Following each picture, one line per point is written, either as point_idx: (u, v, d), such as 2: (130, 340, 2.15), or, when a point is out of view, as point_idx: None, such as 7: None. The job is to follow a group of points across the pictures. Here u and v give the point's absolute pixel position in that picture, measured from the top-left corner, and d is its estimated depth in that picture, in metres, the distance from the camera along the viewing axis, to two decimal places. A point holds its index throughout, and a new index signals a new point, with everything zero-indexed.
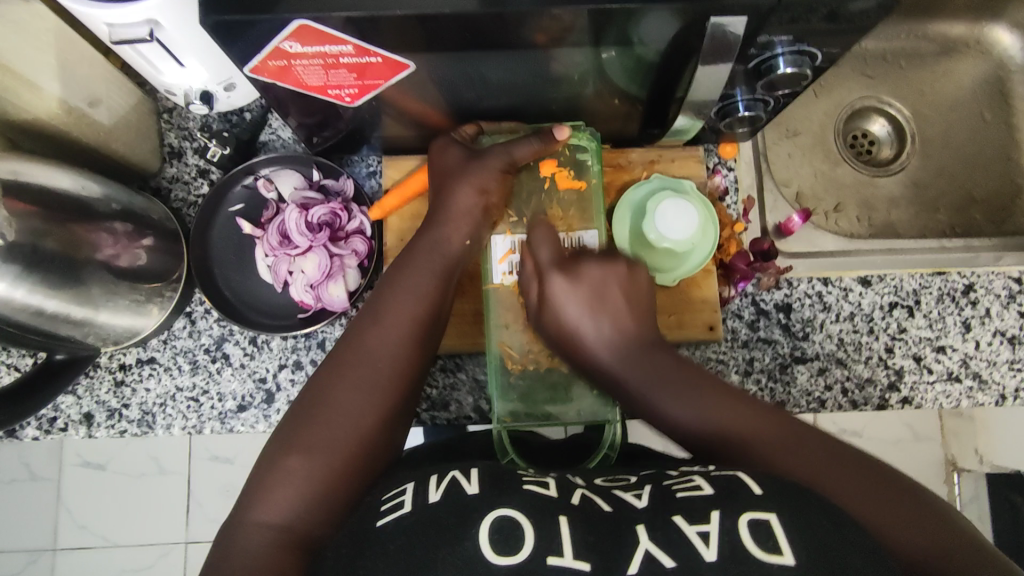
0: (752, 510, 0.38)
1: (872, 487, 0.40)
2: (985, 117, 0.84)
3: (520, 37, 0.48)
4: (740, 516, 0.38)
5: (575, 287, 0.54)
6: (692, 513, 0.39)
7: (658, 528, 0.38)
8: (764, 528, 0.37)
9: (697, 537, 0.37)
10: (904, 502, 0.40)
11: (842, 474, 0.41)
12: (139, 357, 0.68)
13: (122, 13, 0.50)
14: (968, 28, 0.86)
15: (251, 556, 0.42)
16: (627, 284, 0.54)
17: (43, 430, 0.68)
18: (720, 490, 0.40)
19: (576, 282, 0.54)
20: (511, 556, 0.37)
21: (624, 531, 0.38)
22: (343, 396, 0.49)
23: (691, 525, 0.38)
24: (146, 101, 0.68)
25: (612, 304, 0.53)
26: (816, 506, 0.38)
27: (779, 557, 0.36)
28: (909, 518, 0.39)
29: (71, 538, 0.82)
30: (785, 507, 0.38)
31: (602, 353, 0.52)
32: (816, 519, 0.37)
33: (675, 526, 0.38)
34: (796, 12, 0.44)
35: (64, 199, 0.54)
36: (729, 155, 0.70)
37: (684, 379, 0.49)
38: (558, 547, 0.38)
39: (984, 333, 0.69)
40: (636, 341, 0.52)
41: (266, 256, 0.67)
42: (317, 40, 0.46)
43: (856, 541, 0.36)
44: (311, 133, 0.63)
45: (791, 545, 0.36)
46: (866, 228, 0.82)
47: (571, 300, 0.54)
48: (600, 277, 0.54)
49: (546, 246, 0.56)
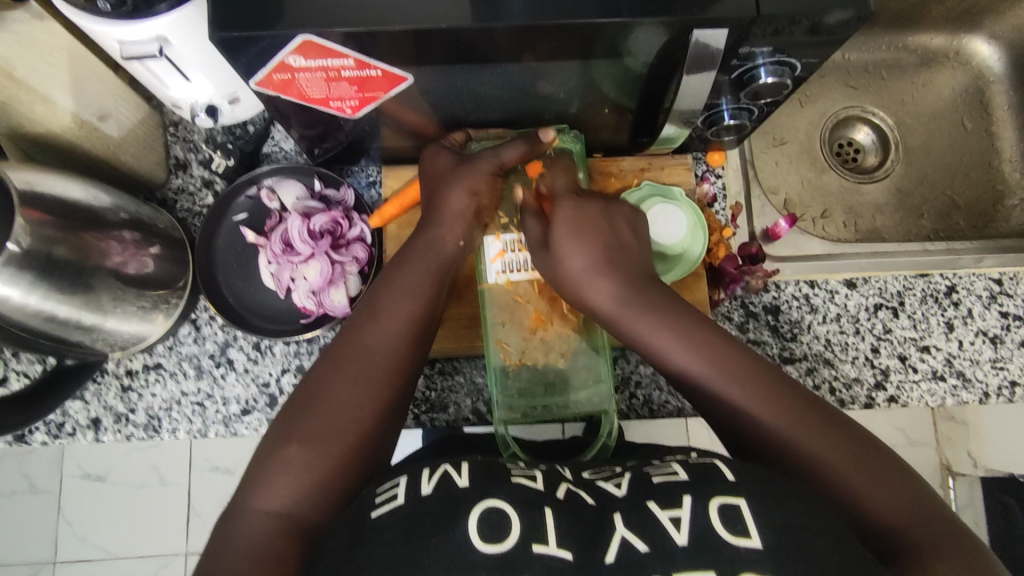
0: (723, 495, 0.40)
1: (845, 451, 0.43)
2: (965, 125, 0.87)
3: (512, 50, 0.50)
4: (710, 501, 0.40)
5: (575, 245, 0.53)
6: (666, 498, 0.41)
7: (633, 515, 0.40)
8: (734, 512, 0.39)
9: (669, 522, 0.39)
10: (875, 465, 0.42)
11: (828, 436, 0.44)
12: (145, 363, 0.70)
13: (133, 30, 0.52)
14: (948, 39, 0.89)
15: (250, 545, 0.44)
16: (618, 240, 0.54)
17: (51, 435, 0.70)
18: (694, 476, 0.42)
19: (574, 238, 0.54)
20: (498, 543, 0.39)
21: (603, 522, 0.40)
22: (340, 389, 0.50)
23: (663, 510, 0.40)
24: (153, 115, 0.71)
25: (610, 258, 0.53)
26: (794, 493, 0.40)
27: (747, 539, 0.38)
28: (886, 484, 0.42)
29: (72, 550, 0.82)
30: (756, 495, 0.40)
31: (602, 305, 0.52)
32: (789, 503, 0.39)
33: (648, 511, 0.40)
34: (775, 25, 0.47)
35: (75, 208, 0.56)
36: (716, 163, 0.73)
37: (685, 332, 0.49)
38: (542, 535, 0.40)
39: (967, 333, 0.71)
40: (644, 301, 0.51)
41: (269, 264, 0.69)
42: (320, 54, 0.48)
43: (830, 528, 0.38)
44: (313, 144, 0.65)
45: (759, 529, 0.38)
46: (852, 233, 0.84)
47: (571, 251, 0.54)
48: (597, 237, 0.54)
49: (540, 209, 0.56)
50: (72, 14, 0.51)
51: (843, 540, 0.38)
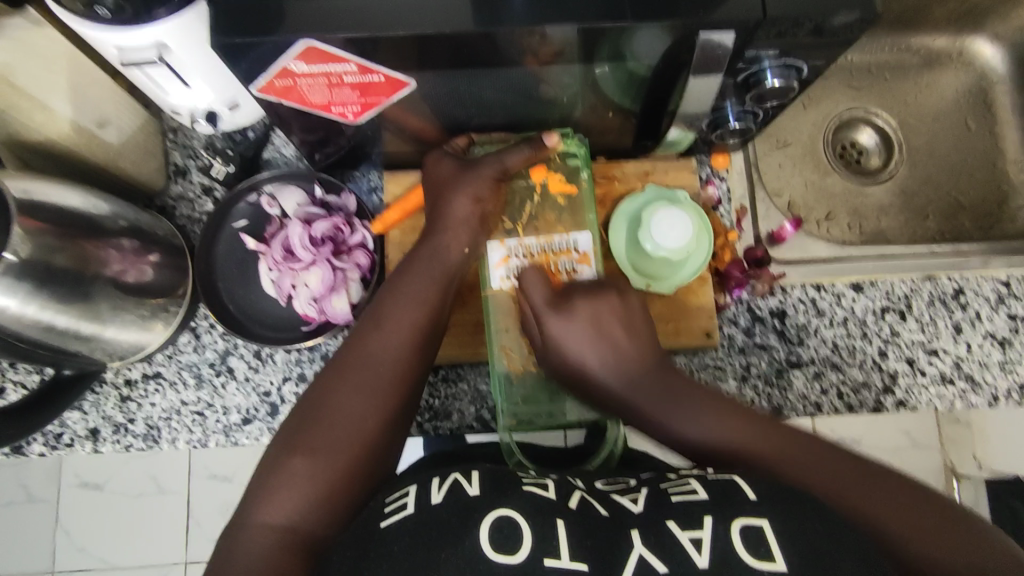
0: (744, 517, 0.39)
1: (874, 493, 0.43)
2: (969, 126, 0.87)
3: (516, 54, 0.50)
4: (731, 524, 0.39)
5: (574, 325, 0.54)
6: (685, 517, 0.40)
7: (651, 535, 0.39)
8: (756, 534, 0.38)
9: (689, 542, 0.38)
10: (913, 509, 0.42)
11: (832, 471, 0.44)
12: (144, 372, 0.69)
13: (132, 36, 0.51)
14: (951, 41, 0.89)
15: (255, 559, 0.43)
16: (619, 309, 0.55)
17: (49, 446, 0.69)
18: (714, 495, 0.41)
19: (571, 318, 0.54)
20: (509, 555, 0.39)
21: (619, 539, 0.39)
22: (345, 399, 0.50)
23: (683, 531, 0.39)
24: (152, 122, 0.70)
25: (614, 338, 0.54)
26: (813, 512, 0.39)
27: (771, 563, 0.37)
28: (922, 525, 0.42)
29: (71, 560, 0.80)
30: (779, 514, 0.39)
31: (606, 380, 0.53)
32: (811, 524, 0.39)
33: (668, 531, 0.39)
34: (781, 28, 0.46)
35: (74, 216, 0.55)
36: (722, 166, 0.72)
37: (673, 393, 0.52)
38: (554, 549, 0.39)
39: (975, 335, 0.70)
40: (639, 370, 0.53)
41: (270, 271, 0.68)
42: (322, 60, 0.47)
43: (855, 546, 0.38)
44: (314, 150, 0.65)
45: (783, 552, 0.37)
46: (856, 236, 0.83)
47: (572, 338, 0.54)
48: (595, 311, 0.55)
49: (537, 289, 0.56)
50: (69, 19, 0.51)
51: (867, 559, 0.37)
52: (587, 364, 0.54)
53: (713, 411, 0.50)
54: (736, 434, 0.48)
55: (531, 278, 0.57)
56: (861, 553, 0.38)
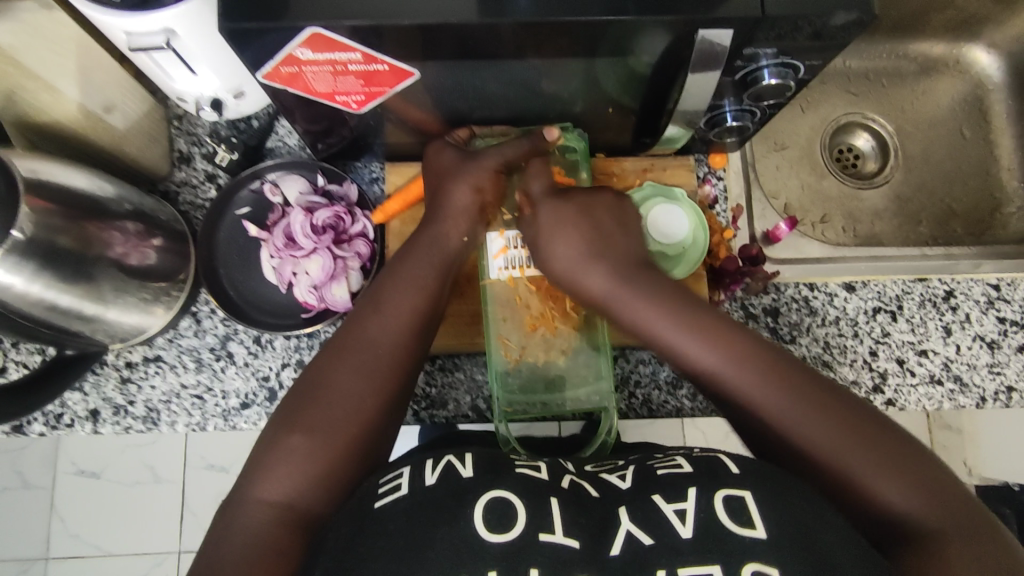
0: (727, 487, 0.41)
1: (854, 443, 0.43)
2: (964, 133, 0.88)
3: (519, 48, 0.51)
4: (715, 493, 0.41)
5: (569, 247, 0.55)
6: (671, 491, 0.42)
7: (638, 509, 0.41)
8: (739, 504, 0.40)
9: (674, 513, 0.40)
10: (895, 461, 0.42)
11: (852, 443, 0.43)
12: (145, 355, 0.70)
13: (142, 22, 0.52)
14: (948, 48, 0.90)
15: (250, 534, 0.44)
16: (619, 249, 0.55)
17: (48, 427, 0.69)
18: (699, 469, 0.43)
19: (567, 236, 0.55)
20: (502, 534, 0.40)
21: (609, 515, 0.41)
22: (343, 379, 0.50)
23: (669, 504, 0.41)
24: (157, 108, 0.71)
25: (611, 261, 0.54)
26: (797, 490, 0.41)
27: (751, 530, 0.39)
28: (889, 460, 0.42)
29: (65, 546, 0.80)
30: (761, 488, 0.41)
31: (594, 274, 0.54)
32: (792, 500, 0.40)
33: (653, 504, 0.41)
34: (777, 28, 0.47)
35: (80, 198, 0.56)
36: (719, 164, 0.73)
37: (701, 321, 0.49)
38: (548, 524, 0.40)
39: (964, 337, 0.71)
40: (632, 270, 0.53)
41: (271, 258, 0.69)
42: (327, 48, 0.48)
43: (835, 524, 0.39)
44: (317, 140, 0.66)
45: (763, 520, 0.39)
46: (851, 239, 0.84)
47: (560, 224, 0.56)
48: (592, 243, 0.55)
49: (536, 180, 0.59)
50: (79, 4, 0.52)
51: (846, 535, 0.39)
52: (602, 292, 0.54)
53: (744, 350, 0.47)
54: (771, 389, 0.45)
55: (553, 221, 0.56)
56: (837, 531, 0.39)
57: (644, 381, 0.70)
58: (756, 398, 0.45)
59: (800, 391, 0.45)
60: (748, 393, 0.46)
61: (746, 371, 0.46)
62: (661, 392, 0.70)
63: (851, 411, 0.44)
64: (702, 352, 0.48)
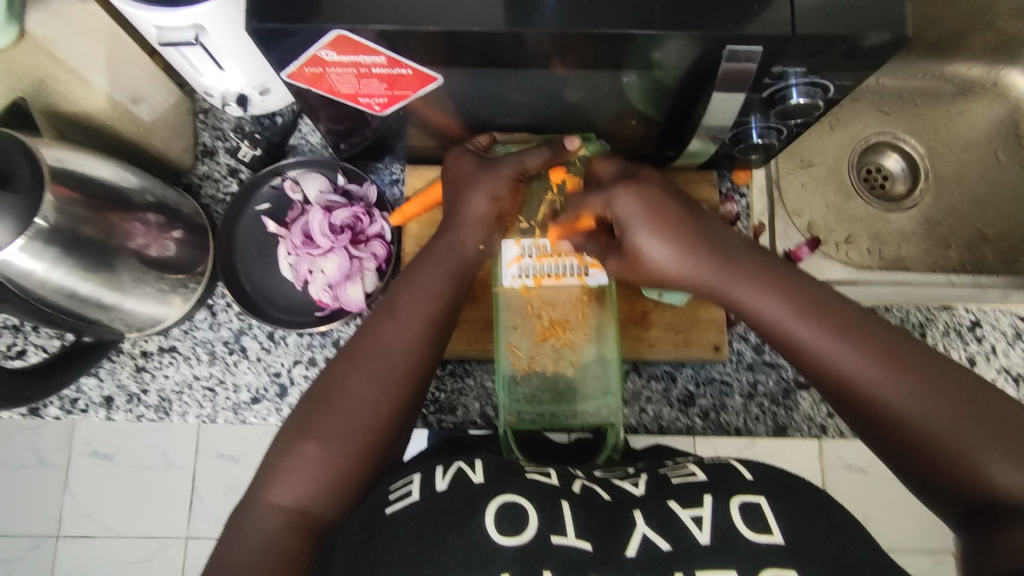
0: (742, 493, 0.40)
1: (923, 398, 0.41)
2: (998, 157, 0.86)
3: (544, 58, 0.50)
4: (731, 499, 0.40)
5: (627, 206, 0.50)
6: (686, 496, 0.41)
7: (653, 513, 0.40)
8: (754, 510, 0.39)
9: (690, 520, 0.39)
10: (969, 415, 0.40)
11: (944, 404, 0.41)
12: (160, 345, 0.72)
13: (171, 17, 0.53)
14: (985, 70, 0.88)
15: (262, 539, 0.44)
16: (680, 213, 0.50)
17: (64, 410, 0.72)
18: (713, 476, 0.42)
19: (616, 204, 0.51)
20: (516, 535, 0.39)
21: (621, 516, 0.40)
22: (358, 387, 0.49)
23: (684, 510, 0.40)
24: (184, 101, 0.72)
25: (668, 230, 0.49)
26: (807, 494, 0.40)
27: (768, 536, 0.38)
28: (956, 414, 0.40)
29: (77, 526, 0.73)
30: (774, 493, 0.40)
31: (657, 253, 0.49)
32: (811, 518, 0.39)
33: (669, 511, 0.40)
34: (812, 45, 0.46)
35: (104, 189, 0.57)
36: (743, 180, 0.72)
37: (782, 281, 0.47)
38: (561, 526, 0.40)
39: (988, 369, 0.69)
40: (695, 240, 0.49)
41: (288, 255, 0.69)
42: (352, 50, 0.48)
43: (839, 523, 0.39)
44: (339, 139, 0.66)
45: (779, 524, 0.39)
46: (876, 260, 0.82)
47: (635, 212, 0.50)
48: (638, 207, 0.50)
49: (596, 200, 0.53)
50: None
51: (852, 540, 0.38)
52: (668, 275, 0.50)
53: (828, 312, 0.45)
54: (887, 362, 0.42)
55: (631, 208, 0.50)
56: (860, 545, 0.38)
57: (654, 398, 0.69)
58: (840, 358, 0.43)
59: (907, 361, 0.42)
60: (829, 355, 0.44)
61: (855, 346, 0.43)
62: (672, 409, 0.69)
63: (968, 388, 0.41)
64: (805, 322, 0.44)
